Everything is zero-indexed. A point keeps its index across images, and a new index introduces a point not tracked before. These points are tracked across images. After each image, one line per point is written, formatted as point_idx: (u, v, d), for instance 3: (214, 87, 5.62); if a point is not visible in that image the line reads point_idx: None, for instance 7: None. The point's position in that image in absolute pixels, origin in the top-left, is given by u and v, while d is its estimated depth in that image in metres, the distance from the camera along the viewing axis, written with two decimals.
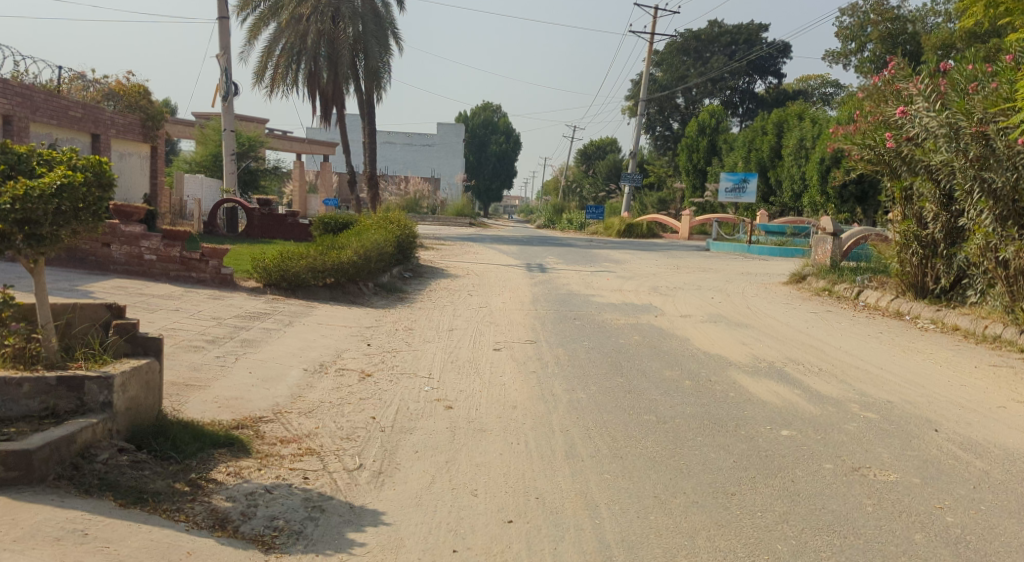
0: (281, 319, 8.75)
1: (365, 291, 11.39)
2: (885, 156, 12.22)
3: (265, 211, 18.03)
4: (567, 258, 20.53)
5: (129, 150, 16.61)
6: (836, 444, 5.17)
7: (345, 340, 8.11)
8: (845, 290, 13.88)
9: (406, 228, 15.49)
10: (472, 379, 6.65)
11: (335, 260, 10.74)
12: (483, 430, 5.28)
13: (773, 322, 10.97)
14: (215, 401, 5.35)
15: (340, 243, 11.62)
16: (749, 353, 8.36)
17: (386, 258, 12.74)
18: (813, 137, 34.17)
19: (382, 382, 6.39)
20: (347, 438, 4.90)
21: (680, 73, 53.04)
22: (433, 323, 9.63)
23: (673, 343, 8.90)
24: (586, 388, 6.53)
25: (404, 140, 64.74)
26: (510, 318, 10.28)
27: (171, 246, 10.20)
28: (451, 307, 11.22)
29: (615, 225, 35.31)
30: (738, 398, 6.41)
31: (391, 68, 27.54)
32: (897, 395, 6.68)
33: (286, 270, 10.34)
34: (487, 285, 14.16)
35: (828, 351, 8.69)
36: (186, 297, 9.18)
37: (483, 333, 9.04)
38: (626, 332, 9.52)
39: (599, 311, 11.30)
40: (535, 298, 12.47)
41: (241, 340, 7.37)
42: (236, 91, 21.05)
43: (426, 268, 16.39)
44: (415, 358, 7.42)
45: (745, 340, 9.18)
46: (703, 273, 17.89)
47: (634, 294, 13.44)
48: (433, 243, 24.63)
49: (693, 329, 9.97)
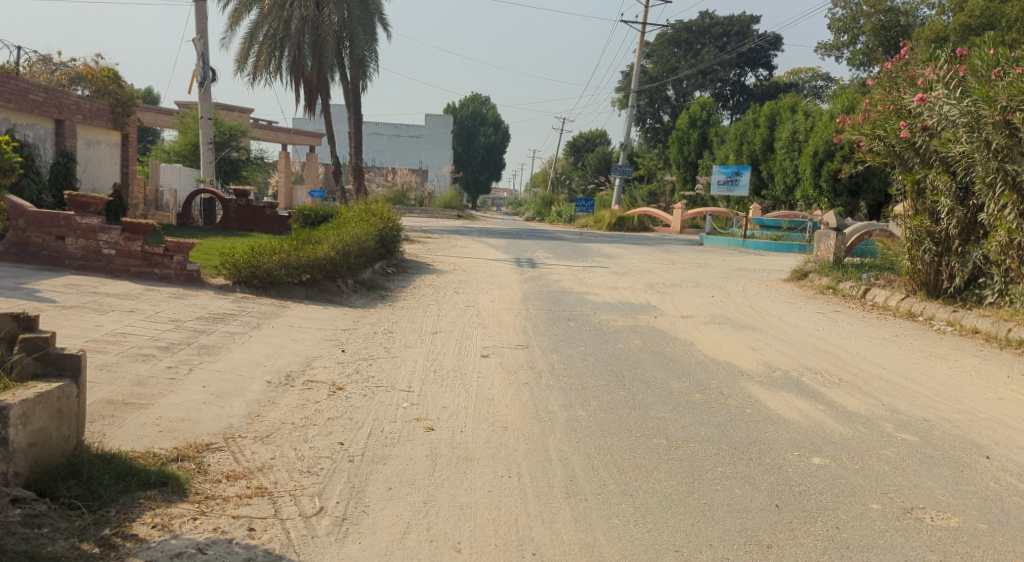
0: (248, 321, 7.96)
1: (343, 288, 10.58)
2: (897, 148, 11.56)
3: (242, 202, 17.17)
4: (558, 252, 19.78)
5: (97, 137, 15.69)
6: (879, 477, 4.48)
7: (317, 346, 7.34)
8: (851, 288, 13.24)
9: (390, 221, 14.73)
10: (458, 393, 5.92)
11: (311, 256, 9.94)
12: (469, 459, 4.54)
13: (780, 323, 10.27)
14: (156, 424, 4.56)
15: (317, 237, 10.83)
16: (760, 360, 7.65)
17: (367, 252, 11.96)
18: (806, 130, 33.57)
19: (354, 397, 5.64)
20: (307, 471, 4.14)
21: (671, 65, 52.37)
22: (416, 325, 8.88)
23: (676, 348, 8.18)
24: (584, 404, 5.81)
25: (393, 131, 63.84)
26: (499, 319, 9.54)
27: (131, 240, 9.38)
28: (436, 306, 10.46)
29: (606, 218, 34.62)
30: (757, 415, 5.70)
31: (377, 56, 26.72)
32: (932, 411, 6.01)
33: (257, 266, 9.57)
34: (475, 282, 13.39)
35: (845, 357, 8.01)
36: (145, 297, 8.37)
37: (470, 336, 8.30)
38: (625, 336, 8.79)
39: (595, 311, 10.58)
40: (526, 296, 11.72)
41: (199, 347, 6.58)
42: (215, 78, 20.15)
43: (411, 263, 15.61)
44: (394, 367, 6.67)
45: (754, 345, 8.47)
46: (699, 270, 17.19)
47: (630, 293, 12.71)
48: (419, 236, 23.81)
49: (698, 332, 9.26)
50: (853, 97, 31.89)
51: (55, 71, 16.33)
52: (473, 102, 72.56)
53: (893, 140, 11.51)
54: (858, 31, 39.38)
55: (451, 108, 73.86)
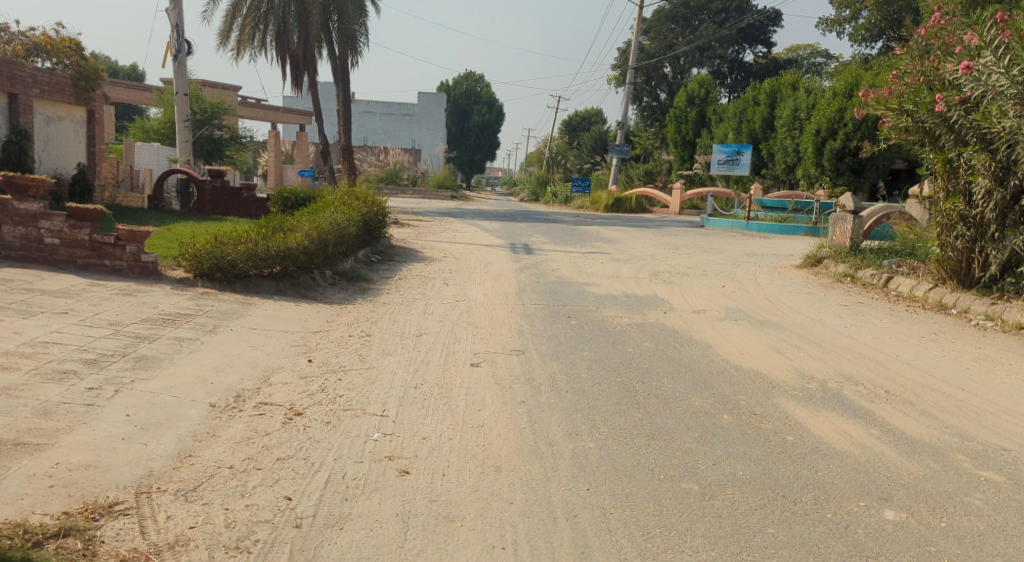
0: (203, 323, 6.93)
1: (319, 281, 9.55)
2: (927, 123, 10.53)
3: (218, 183, 16.01)
4: (555, 236, 18.77)
5: (58, 113, 14.55)
6: (976, 542, 3.47)
7: (280, 355, 6.30)
8: (870, 277, 12.29)
9: (374, 205, 13.69)
10: (440, 421, 4.92)
11: (282, 246, 8.88)
12: (452, 520, 3.54)
13: (800, 318, 9.27)
14: (48, 478, 3.54)
15: (289, 223, 9.79)
16: (790, 367, 6.67)
17: (346, 240, 10.92)
18: (808, 107, 32.38)
19: (315, 426, 4.64)
20: (237, 548, 3.16)
21: (668, 41, 50.95)
22: (398, 325, 7.85)
23: (692, 352, 7.19)
24: (593, 432, 4.82)
25: (384, 109, 62.07)
26: (492, 317, 8.53)
27: (77, 228, 8.32)
28: (422, 302, 9.42)
29: (603, 199, 33.51)
30: (802, 445, 4.74)
31: (368, 32, 25.57)
32: (1010, 436, 5.00)
33: (218, 257, 8.52)
34: (466, 271, 12.38)
35: (884, 361, 7.00)
36: (88, 293, 7.32)
37: (458, 340, 7.29)
38: (635, 337, 7.78)
39: (598, 305, 9.58)
40: (522, 288, 10.71)
41: (135, 358, 5.54)
42: (190, 51, 18.97)
43: (399, 249, 14.59)
44: (366, 384, 5.65)
45: (779, 347, 7.47)
46: (705, 255, 16.21)
47: (635, 282, 11.73)
48: (410, 218, 22.76)
49: (714, 331, 8.28)
50: (857, 74, 30.68)
51: (12, 42, 15.18)
52: (466, 80, 71.38)
53: (925, 116, 10.45)
54: (860, 6, 38.28)
55: (445, 86, 72.49)
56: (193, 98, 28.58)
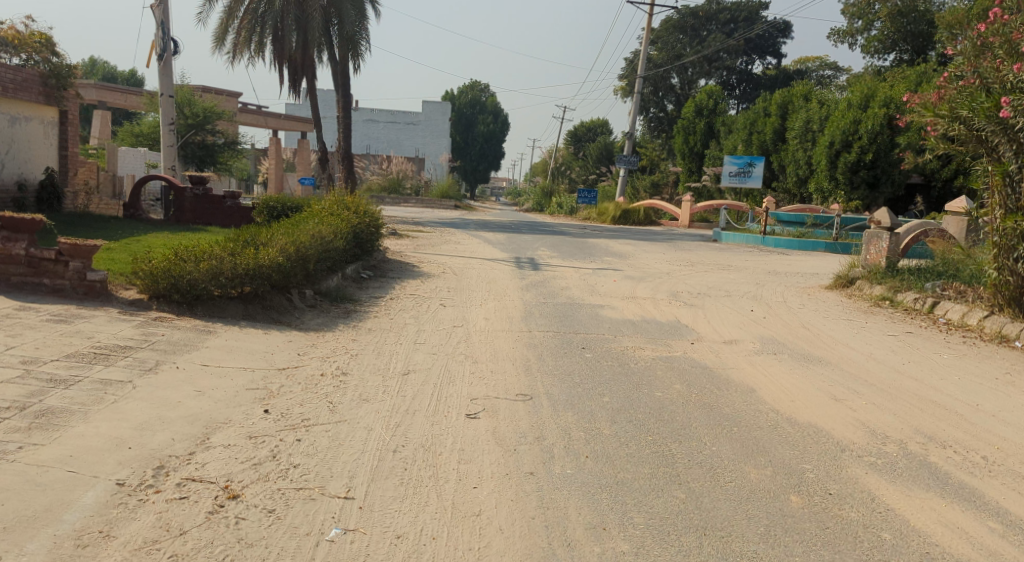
0: (144, 359, 5.73)
1: (296, 304, 8.36)
2: (984, 132, 9.44)
3: (198, 191, 14.86)
4: (562, 250, 17.62)
5: (25, 114, 13.53)
6: None
7: (230, 404, 5.09)
8: (913, 301, 11.17)
9: (366, 216, 12.51)
10: (424, 507, 3.73)
11: (252, 263, 7.72)
12: None
13: (848, 351, 8.04)
14: None
15: (263, 235, 8.65)
16: (857, 422, 5.45)
17: (330, 256, 9.77)
18: (821, 119, 31.12)
19: (254, 519, 3.44)
20: None
21: (676, 51, 49.79)
22: (381, 359, 6.65)
23: (732, 399, 5.98)
24: (625, 526, 3.61)
25: (387, 117, 61.11)
26: (494, 349, 7.36)
27: (12, 242, 7.20)
28: (413, 328, 8.23)
29: (610, 211, 32.42)
30: (907, 549, 3.52)
31: (369, 35, 24.38)
32: None
33: (176, 276, 7.36)
34: (466, 289, 11.23)
35: (966, 412, 5.78)
36: (12, 321, 6.14)
37: (452, 380, 6.10)
38: (662, 377, 6.60)
39: (614, 333, 8.41)
40: (529, 311, 9.54)
41: (36, 413, 4.34)
42: (177, 50, 17.92)
43: (393, 263, 13.42)
44: (332, 447, 4.44)
45: (835, 393, 6.25)
46: (725, 273, 15.01)
47: (653, 305, 10.53)
48: (410, 229, 21.64)
49: (754, 369, 7.05)
50: (873, 85, 29.55)
51: None
52: (471, 90, 70.55)
53: (982, 122, 9.34)
54: (873, 17, 37.17)
55: (449, 96, 71.60)
56: (185, 102, 27.26)
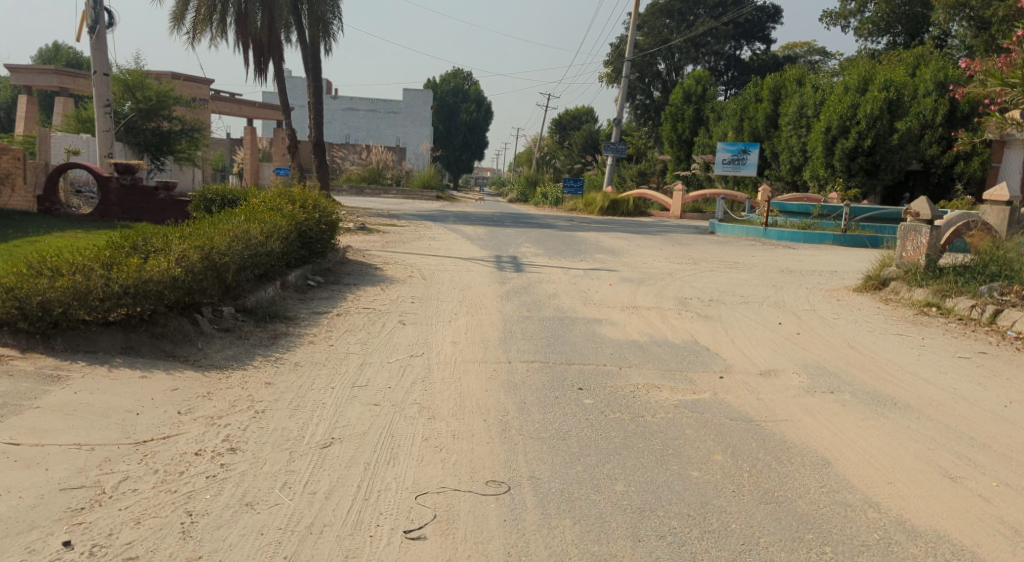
0: None
1: (202, 326, 6.34)
2: None
3: (126, 181, 12.82)
4: (548, 247, 15.67)
5: None
6: None
7: (15, 526, 3.12)
8: (967, 309, 9.33)
9: (315, 210, 10.48)
10: None
11: (131, 278, 5.69)
12: None
13: (923, 385, 6.15)
14: None
15: (160, 238, 6.67)
16: (1008, 530, 3.54)
17: (258, 261, 7.74)
18: (815, 104, 29.11)
19: None
20: None
21: (662, 36, 47.46)
22: (297, 420, 4.66)
23: (806, 482, 4.05)
24: None
25: (367, 106, 58.75)
26: (461, 395, 5.38)
27: None
28: (356, 360, 6.23)
29: (597, 201, 30.47)
30: None
31: (339, 12, 22.18)
32: None
33: (18, 297, 5.32)
34: (434, 299, 9.25)
35: None
36: None
37: (393, 458, 4.14)
38: (698, 442, 4.62)
39: (620, 364, 6.46)
40: (509, 330, 7.58)
41: None
42: (111, 23, 15.59)
43: (349, 265, 11.40)
44: None
45: (947, 467, 4.34)
46: (734, 272, 13.13)
47: (661, 318, 8.63)
48: (381, 223, 19.63)
49: (816, 421, 5.13)
50: (872, 66, 27.67)
51: None
52: (453, 78, 68.48)
53: None
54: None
55: (431, 83, 69.31)
56: (136, 85, 24.75)
